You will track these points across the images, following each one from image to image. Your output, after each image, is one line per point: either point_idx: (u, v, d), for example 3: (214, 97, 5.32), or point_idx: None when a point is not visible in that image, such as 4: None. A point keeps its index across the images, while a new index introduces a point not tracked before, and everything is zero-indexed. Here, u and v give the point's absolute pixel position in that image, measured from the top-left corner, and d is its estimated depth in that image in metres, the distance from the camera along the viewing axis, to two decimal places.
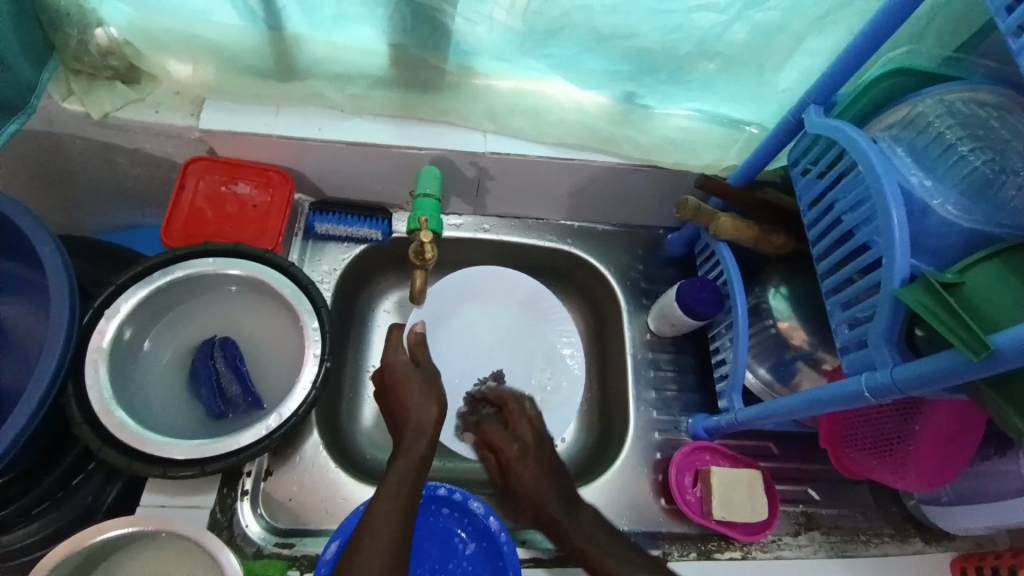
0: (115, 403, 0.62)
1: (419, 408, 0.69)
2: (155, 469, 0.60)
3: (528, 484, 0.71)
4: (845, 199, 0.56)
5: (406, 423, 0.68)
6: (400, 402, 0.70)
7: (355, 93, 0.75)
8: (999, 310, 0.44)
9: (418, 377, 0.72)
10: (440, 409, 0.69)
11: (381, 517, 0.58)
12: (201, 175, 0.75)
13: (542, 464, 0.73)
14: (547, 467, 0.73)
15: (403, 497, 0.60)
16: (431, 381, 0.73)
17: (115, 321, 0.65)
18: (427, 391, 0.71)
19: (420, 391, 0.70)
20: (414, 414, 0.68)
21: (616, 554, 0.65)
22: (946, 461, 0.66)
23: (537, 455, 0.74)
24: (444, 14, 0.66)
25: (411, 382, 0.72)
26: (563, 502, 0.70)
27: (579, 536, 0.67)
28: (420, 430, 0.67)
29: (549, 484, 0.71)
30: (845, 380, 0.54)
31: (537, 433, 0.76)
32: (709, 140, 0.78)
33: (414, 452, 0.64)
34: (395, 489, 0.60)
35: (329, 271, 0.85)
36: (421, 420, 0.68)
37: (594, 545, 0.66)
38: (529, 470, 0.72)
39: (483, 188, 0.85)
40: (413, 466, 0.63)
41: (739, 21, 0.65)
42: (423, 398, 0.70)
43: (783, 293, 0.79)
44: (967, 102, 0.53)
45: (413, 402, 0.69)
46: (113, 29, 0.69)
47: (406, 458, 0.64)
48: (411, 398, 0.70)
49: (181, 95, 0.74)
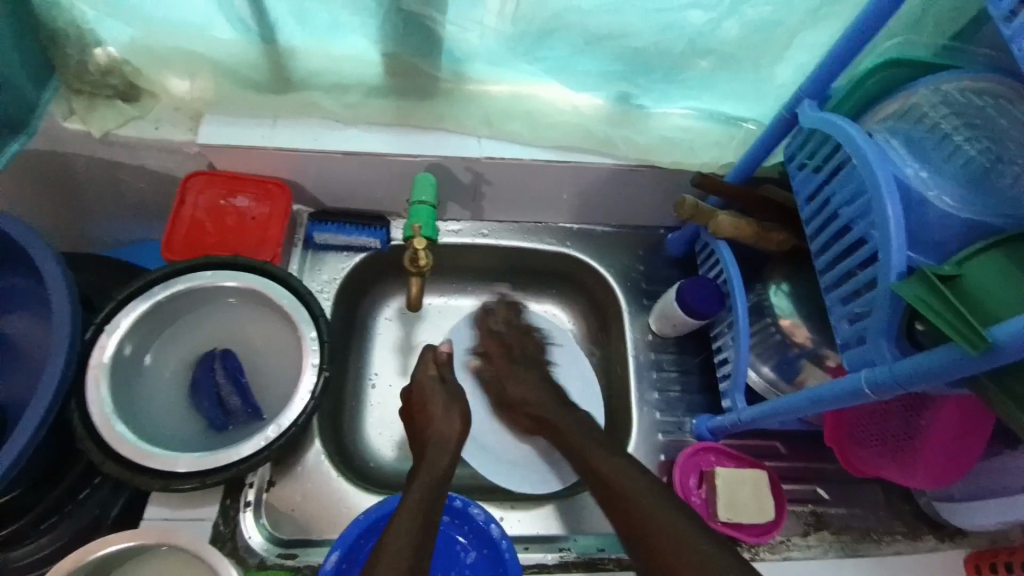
0: (116, 417, 0.62)
1: (443, 422, 0.72)
2: (157, 483, 0.60)
3: (518, 394, 0.79)
4: (842, 192, 0.55)
5: (427, 434, 0.71)
6: (422, 413, 0.74)
7: (350, 103, 0.75)
8: (998, 301, 0.43)
9: (443, 391, 0.75)
10: (461, 423, 0.72)
11: (402, 521, 0.59)
12: (200, 190, 0.75)
13: (529, 380, 0.80)
14: (547, 387, 0.79)
15: (426, 505, 0.61)
16: (454, 397, 0.75)
17: (116, 336, 0.65)
18: (450, 404, 0.74)
19: (443, 405, 0.73)
20: (437, 427, 0.71)
21: (633, 477, 0.63)
22: (952, 459, 0.66)
23: (544, 376, 0.80)
24: (434, 22, 0.66)
25: (434, 397, 0.74)
26: (559, 411, 0.75)
27: (589, 452, 0.68)
28: (443, 445, 0.70)
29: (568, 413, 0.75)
30: (845, 377, 0.53)
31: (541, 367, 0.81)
32: (706, 137, 0.78)
33: (432, 463, 0.68)
34: (416, 501, 0.62)
35: (329, 281, 0.85)
36: (444, 435, 0.71)
37: (595, 452, 0.68)
38: (517, 387, 0.80)
39: (480, 193, 0.85)
40: (435, 477, 0.65)
41: (729, 18, 0.65)
42: (444, 410, 0.73)
43: (784, 290, 0.78)
44: (964, 91, 0.53)
45: (438, 416, 0.72)
46: (112, 48, 0.70)
47: (429, 470, 0.66)
48: (433, 408, 0.73)
49: (180, 110, 0.75)
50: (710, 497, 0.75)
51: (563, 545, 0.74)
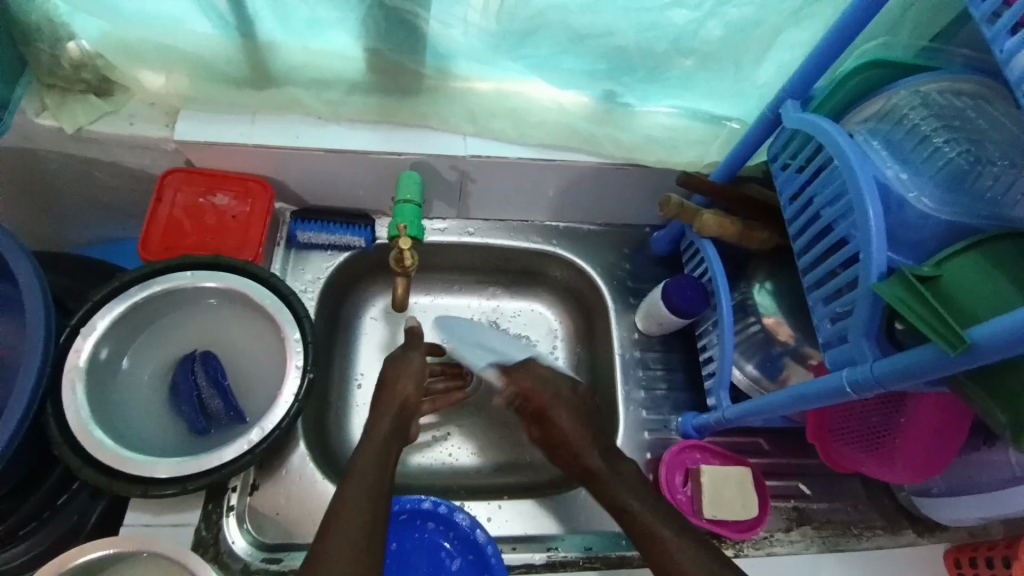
0: (93, 423, 0.61)
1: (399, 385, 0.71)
2: (137, 489, 0.59)
3: (570, 430, 0.74)
4: (824, 193, 0.55)
5: (381, 397, 0.70)
6: (384, 380, 0.71)
7: (332, 100, 0.74)
8: (976, 301, 0.44)
9: (405, 358, 0.73)
10: (415, 390, 0.70)
11: (350, 489, 0.59)
12: (178, 187, 0.74)
13: (581, 414, 0.75)
14: (590, 422, 0.75)
15: (370, 476, 0.61)
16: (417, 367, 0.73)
17: (92, 340, 0.64)
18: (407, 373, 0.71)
19: (404, 371, 0.72)
20: (392, 395, 0.69)
21: (650, 507, 0.67)
22: (931, 455, 0.66)
23: (569, 399, 0.76)
24: (418, 18, 0.65)
25: (394, 364, 0.72)
26: (605, 456, 0.72)
27: (618, 496, 0.69)
28: (391, 409, 0.68)
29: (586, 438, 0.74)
30: (827, 376, 0.53)
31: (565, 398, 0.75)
32: (690, 136, 0.78)
33: (379, 430, 0.66)
34: (362, 479, 0.60)
35: (313, 280, 0.84)
36: (399, 404, 0.69)
37: (629, 501, 0.68)
38: (592, 454, 0.72)
39: (466, 192, 0.84)
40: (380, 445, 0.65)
41: (713, 17, 0.65)
42: (401, 380, 0.71)
43: (768, 288, 0.79)
44: (944, 92, 0.53)
45: (395, 382, 0.71)
46: (85, 41, 0.68)
47: (373, 438, 0.65)
48: (395, 375, 0.72)
49: (156, 106, 0.74)
50: (696, 494, 0.76)
51: (551, 544, 0.74)
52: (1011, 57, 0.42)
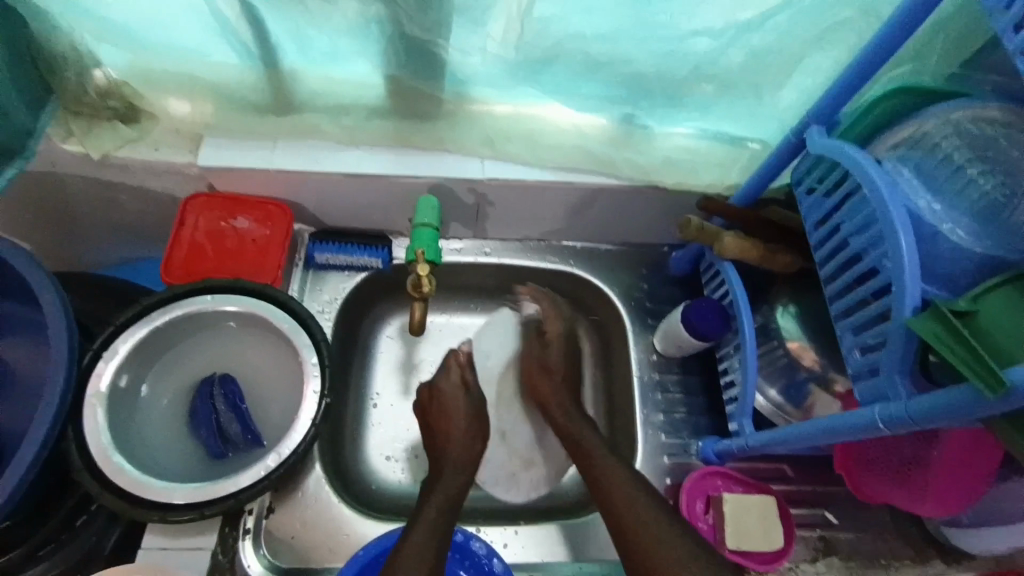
0: (114, 449, 0.61)
1: (461, 442, 0.73)
2: (156, 514, 0.59)
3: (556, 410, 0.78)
4: (852, 221, 0.54)
5: (447, 450, 0.73)
6: (444, 428, 0.75)
7: (349, 125, 0.75)
8: (1014, 339, 0.42)
9: (466, 403, 0.77)
10: (480, 446, 0.74)
11: (415, 542, 0.62)
12: (199, 213, 0.74)
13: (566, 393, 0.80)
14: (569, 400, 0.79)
15: (438, 531, 0.64)
16: (477, 411, 0.77)
17: (113, 366, 0.64)
18: (470, 421, 0.75)
19: (466, 419, 0.75)
20: (456, 444, 0.73)
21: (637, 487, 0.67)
22: (958, 487, 0.64)
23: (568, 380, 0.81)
24: (436, 47, 0.65)
25: (457, 410, 0.76)
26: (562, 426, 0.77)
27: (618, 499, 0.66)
28: (460, 465, 0.71)
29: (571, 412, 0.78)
30: (859, 409, 0.52)
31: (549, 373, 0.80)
32: (710, 157, 0.77)
33: (449, 485, 0.69)
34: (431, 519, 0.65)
35: (330, 301, 0.84)
36: (460, 456, 0.72)
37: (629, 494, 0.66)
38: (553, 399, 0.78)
39: (483, 214, 0.84)
40: (447, 499, 0.68)
41: (735, 44, 0.64)
42: (464, 432, 0.74)
43: (792, 311, 0.77)
44: (976, 120, 0.52)
45: (456, 434, 0.74)
46: (110, 70, 0.69)
47: (442, 492, 0.68)
48: (453, 424, 0.75)
49: (180, 132, 0.74)
50: (718, 523, 0.74)
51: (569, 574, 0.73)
52: None
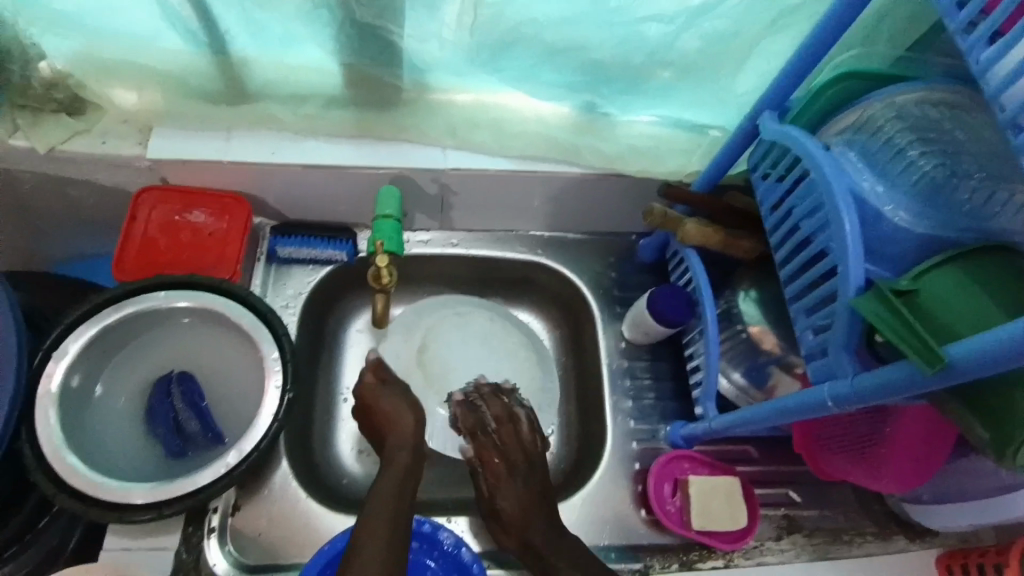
0: (67, 449, 0.60)
1: (399, 418, 0.72)
2: (111, 515, 0.58)
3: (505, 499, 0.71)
4: (802, 205, 0.55)
5: (388, 435, 0.71)
6: (380, 415, 0.73)
7: (308, 114, 0.73)
8: (953, 318, 0.43)
9: (388, 394, 0.74)
10: (416, 424, 0.72)
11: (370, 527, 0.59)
12: (154, 206, 0.73)
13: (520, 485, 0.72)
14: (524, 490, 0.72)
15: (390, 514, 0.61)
16: (402, 395, 0.75)
17: (64, 365, 0.63)
18: (400, 403, 0.73)
19: (394, 399, 0.74)
20: (393, 432, 0.71)
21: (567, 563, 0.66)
22: (918, 467, 0.67)
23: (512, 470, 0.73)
24: (391, 34, 0.64)
25: (384, 400, 0.74)
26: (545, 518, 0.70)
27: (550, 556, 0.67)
28: (401, 442, 0.70)
29: (534, 518, 0.69)
30: (810, 390, 0.53)
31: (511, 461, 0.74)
32: (672, 145, 0.77)
33: (398, 464, 0.67)
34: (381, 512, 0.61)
35: (295, 295, 0.83)
36: (399, 439, 0.70)
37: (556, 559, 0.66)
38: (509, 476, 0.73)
39: (448, 204, 0.83)
40: (398, 480, 0.65)
41: (688, 30, 0.65)
42: (399, 417, 0.72)
43: (752, 296, 0.78)
44: (920, 103, 0.52)
45: (392, 424, 0.72)
46: (56, 61, 0.68)
47: (388, 475, 0.65)
48: (386, 410, 0.73)
49: (130, 123, 0.73)
50: (685, 505, 0.76)
51: None
52: (989, 68, 0.42)
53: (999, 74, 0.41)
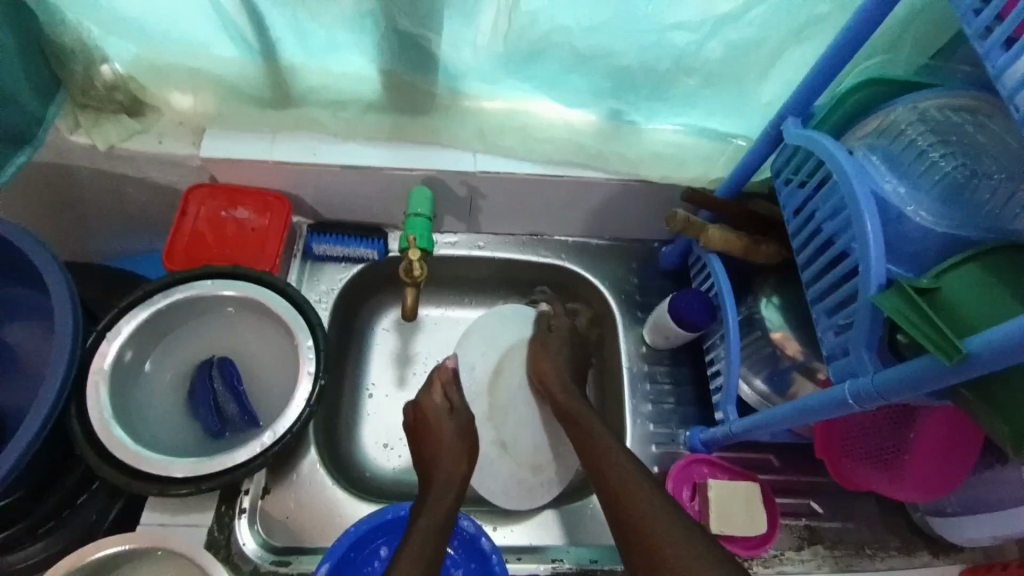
0: (115, 422, 0.64)
1: (450, 461, 0.73)
2: (153, 488, 0.62)
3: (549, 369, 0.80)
4: (824, 207, 0.56)
5: (435, 473, 0.72)
6: (432, 443, 0.75)
7: (348, 118, 0.78)
8: (974, 314, 0.44)
9: (450, 424, 0.76)
10: (468, 464, 0.74)
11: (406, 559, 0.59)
12: (203, 201, 0.77)
13: (565, 359, 0.82)
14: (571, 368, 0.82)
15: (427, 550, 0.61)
16: (465, 425, 0.77)
17: (117, 342, 0.67)
18: (458, 439, 0.75)
19: (453, 433, 0.75)
20: (444, 467, 0.72)
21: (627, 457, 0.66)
22: (942, 471, 0.66)
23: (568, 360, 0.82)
24: (429, 41, 0.68)
25: (445, 428, 0.76)
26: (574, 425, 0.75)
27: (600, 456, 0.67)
28: (449, 483, 0.70)
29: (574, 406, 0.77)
30: (831, 388, 0.53)
31: (549, 344, 0.83)
32: (696, 152, 0.79)
33: (442, 503, 0.67)
34: (421, 542, 0.61)
35: (327, 291, 0.86)
36: (449, 476, 0.71)
37: (624, 477, 0.63)
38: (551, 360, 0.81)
39: (476, 207, 0.86)
40: (437, 522, 0.64)
41: (713, 38, 0.67)
42: (453, 450, 0.74)
43: (775, 302, 0.79)
44: (942, 108, 0.54)
45: (444, 452, 0.74)
46: (117, 66, 0.73)
47: (432, 510, 0.65)
48: (441, 442, 0.75)
49: (183, 125, 0.78)
50: (704, 508, 0.75)
51: (555, 556, 0.75)
52: (1003, 71, 0.43)
53: (1012, 78, 0.42)
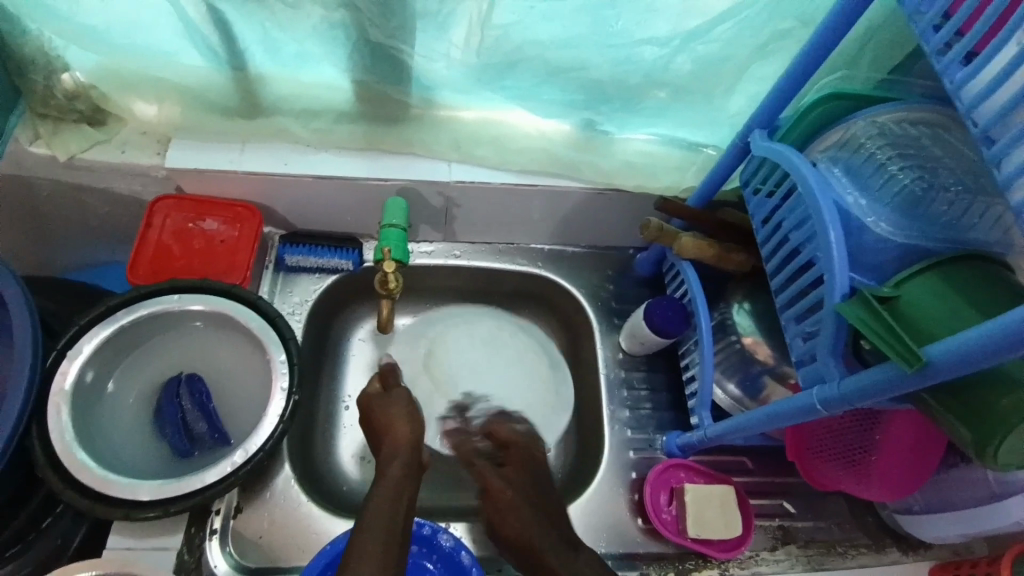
0: (77, 446, 0.62)
1: (398, 425, 0.69)
2: (119, 513, 0.60)
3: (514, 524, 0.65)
4: (791, 217, 0.57)
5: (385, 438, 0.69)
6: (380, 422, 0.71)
7: (320, 128, 0.77)
8: (931, 322, 0.46)
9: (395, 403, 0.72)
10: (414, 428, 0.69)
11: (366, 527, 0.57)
12: (168, 213, 0.76)
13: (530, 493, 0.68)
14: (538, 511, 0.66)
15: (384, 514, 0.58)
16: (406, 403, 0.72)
17: (78, 363, 0.65)
18: (402, 411, 0.71)
19: (398, 406, 0.72)
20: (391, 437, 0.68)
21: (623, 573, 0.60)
22: (911, 471, 0.68)
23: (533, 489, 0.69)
24: (401, 52, 0.68)
25: (389, 408, 0.72)
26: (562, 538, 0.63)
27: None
28: (397, 447, 0.67)
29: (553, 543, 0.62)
30: (800, 394, 0.55)
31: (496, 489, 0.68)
32: (665, 163, 0.80)
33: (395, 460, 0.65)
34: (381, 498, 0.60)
35: (301, 303, 0.85)
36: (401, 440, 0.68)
37: None
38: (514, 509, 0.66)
39: (451, 216, 0.86)
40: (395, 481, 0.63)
41: (682, 52, 0.68)
42: (399, 421, 0.70)
43: (746, 308, 0.81)
44: (900, 122, 0.56)
45: (391, 424, 0.70)
46: (79, 73, 0.71)
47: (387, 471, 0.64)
48: (392, 414, 0.71)
49: (148, 135, 0.76)
50: (681, 513, 0.77)
51: None
52: (962, 86, 0.45)
53: (970, 93, 0.44)
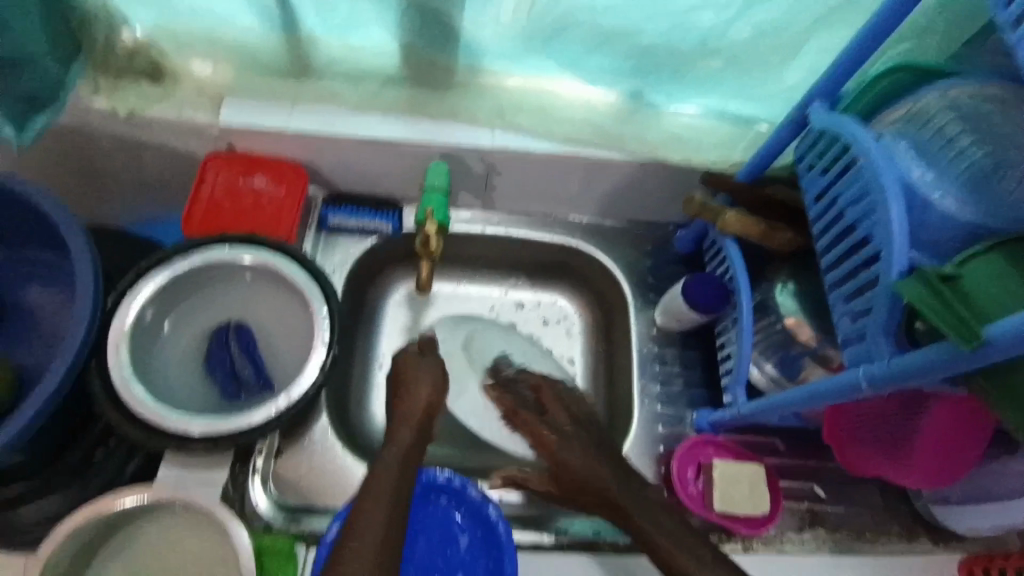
0: (135, 380, 0.65)
1: (415, 395, 0.71)
2: (174, 444, 0.63)
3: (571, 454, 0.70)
4: (848, 193, 0.56)
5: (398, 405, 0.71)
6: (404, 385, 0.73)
7: (367, 92, 0.78)
8: (993, 302, 0.44)
9: (423, 365, 0.74)
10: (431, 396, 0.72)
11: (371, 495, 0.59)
12: (219, 171, 0.77)
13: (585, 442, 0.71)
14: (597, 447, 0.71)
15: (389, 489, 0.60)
16: (435, 367, 0.74)
17: (137, 303, 0.68)
18: (426, 376, 0.73)
19: (422, 375, 0.73)
20: (406, 407, 0.70)
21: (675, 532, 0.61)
22: (952, 458, 0.65)
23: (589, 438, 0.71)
24: (452, 17, 0.69)
25: (417, 370, 0.73)
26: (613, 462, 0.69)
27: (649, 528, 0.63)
28: (409, 417, 0.69)
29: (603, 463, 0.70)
30: (844, 372, 0.54)
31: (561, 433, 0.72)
32: (715, 136, 0.79)
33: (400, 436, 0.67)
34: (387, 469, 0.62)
35: (342, 263, 0.87)
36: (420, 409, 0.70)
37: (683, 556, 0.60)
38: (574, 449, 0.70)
39: (491, 184, 0.86)
40: (403, 453, 0.65)
41: (740, 18, 0.66)
42: (418, 384, 0.72)
43: (790, 288, 0.79)
44: (971, 97, 0.53)
45: (411, 390, 0.72)
46: (138, 31, 0.74)
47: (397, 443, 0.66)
48: (415, 379, 0.73)
49: (203, 92, 0.77)
50: (708, 488, 0.77)
51: (561, 528, 0.76)
52: None
53: None
